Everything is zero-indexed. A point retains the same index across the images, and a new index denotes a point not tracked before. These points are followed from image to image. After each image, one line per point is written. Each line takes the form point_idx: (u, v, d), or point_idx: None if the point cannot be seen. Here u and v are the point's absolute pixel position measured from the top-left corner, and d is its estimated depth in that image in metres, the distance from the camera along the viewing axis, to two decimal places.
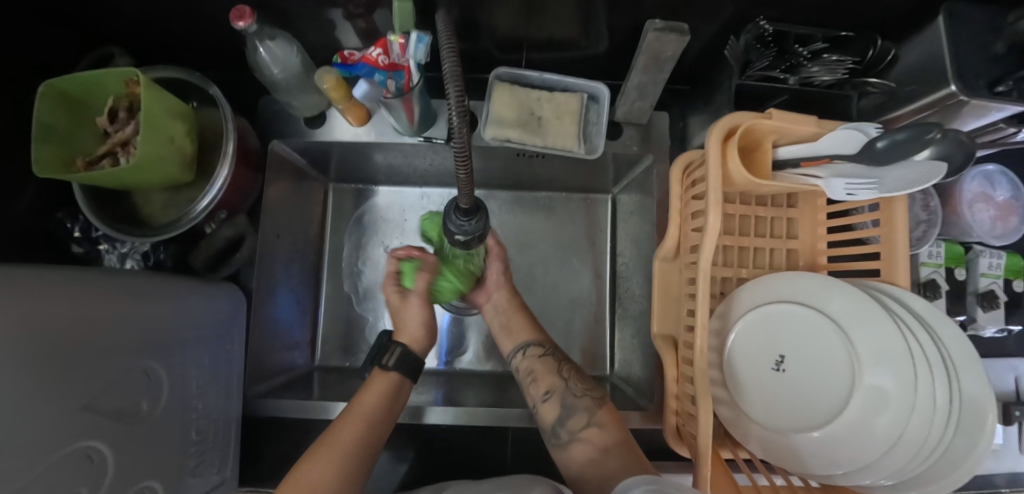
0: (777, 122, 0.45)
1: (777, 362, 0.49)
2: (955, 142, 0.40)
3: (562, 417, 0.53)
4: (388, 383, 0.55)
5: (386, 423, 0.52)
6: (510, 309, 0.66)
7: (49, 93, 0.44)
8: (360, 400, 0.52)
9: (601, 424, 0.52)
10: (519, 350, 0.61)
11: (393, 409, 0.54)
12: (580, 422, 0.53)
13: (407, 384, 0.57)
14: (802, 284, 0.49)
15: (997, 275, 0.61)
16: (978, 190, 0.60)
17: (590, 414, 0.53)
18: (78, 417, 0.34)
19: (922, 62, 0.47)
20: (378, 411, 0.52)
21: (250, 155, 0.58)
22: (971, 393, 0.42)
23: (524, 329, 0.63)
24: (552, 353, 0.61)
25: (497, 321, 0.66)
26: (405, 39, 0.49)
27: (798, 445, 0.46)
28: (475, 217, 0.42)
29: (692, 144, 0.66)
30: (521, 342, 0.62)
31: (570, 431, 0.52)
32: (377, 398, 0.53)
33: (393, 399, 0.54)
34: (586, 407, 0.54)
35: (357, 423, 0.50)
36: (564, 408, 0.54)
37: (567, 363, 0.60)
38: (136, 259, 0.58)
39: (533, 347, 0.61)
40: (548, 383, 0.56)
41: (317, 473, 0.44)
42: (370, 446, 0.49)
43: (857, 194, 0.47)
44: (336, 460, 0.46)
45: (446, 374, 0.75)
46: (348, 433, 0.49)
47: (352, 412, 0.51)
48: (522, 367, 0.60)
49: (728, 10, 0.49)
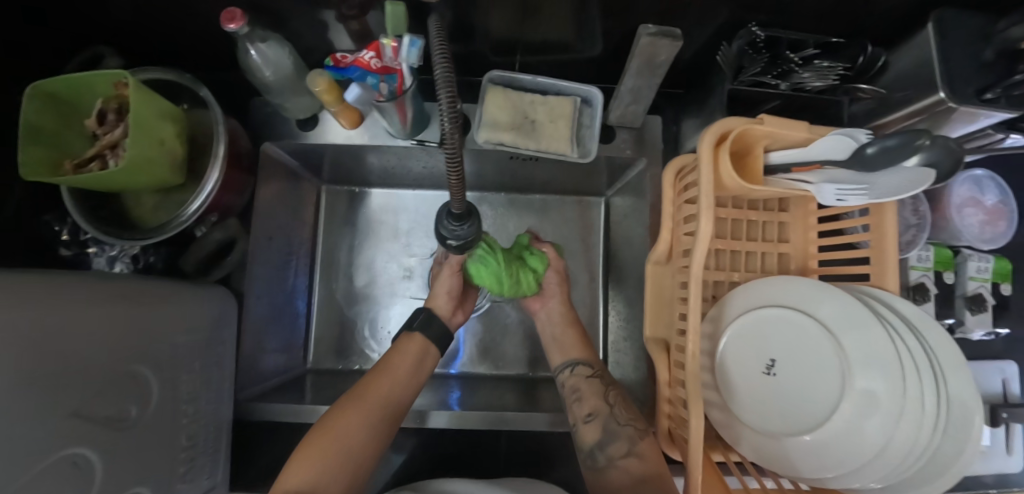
0: (769, 128, 0.46)
1: (768, 366, 0.49)
2: (944, 149, 0.40)
3: (602, 442, 0.51)
4: (416, 348, 0.59)
5: (413, 387, 0.56)
6: (563, 323, 0.66)
7: (36, 95, 0.44)
8: (393, 361, 0.56)
9: (642, 455, 0.50)
10: (567, 367, 0.61)
11: (419, 373, 0.58)
12: (621, 449, 0.50)
13: (432, 353, 0.61)
14: (792, 288, 0.50)
15: (985, 278, 0.61)
16: (967, 195, 0.61)
17: (633, 442, 0.51)
18: (65, 424, 0.34)
19: (911, 70, 0.47)
20: (405, 370, 0.56)
21: (242, 157, 0.58)
22: (958, 397, 0.43)
23: (584, 349, 0.63)
24: (601, 375, 0.59)
25: (552, 335, 0.66)
26: (397, 42, 0.48)
27: (788, 449, 0.46)
28: (468, 221, 0.42)
29: (684, 149, 0.66)
30: (569, 359, 0.62)
31: (610, 456, 0.50)
32: (407, 361, 0.58)
33: (420, 363, 0.59)
34: (629, 437, 0.52)
35: (387, 379, 0.54)
36: (605, 432, 0.52)
37: (615, 389, 0.58)
38: (125, 262, 0.56)
39: (582, 366, 0.60)
40: (592, 405, 0.55)
41: (350, 421, 0.48)
42: (399, 399, 0.54)
43: (848, 199, 0.46)
44: (368, 412, 0.50)
45: (459, 377, 0.75)
46: (379, 385, 0.53)
47: (383, 369, 0.55)
48: (568, 384, 0.59)
49: (721, 15, 0.49)
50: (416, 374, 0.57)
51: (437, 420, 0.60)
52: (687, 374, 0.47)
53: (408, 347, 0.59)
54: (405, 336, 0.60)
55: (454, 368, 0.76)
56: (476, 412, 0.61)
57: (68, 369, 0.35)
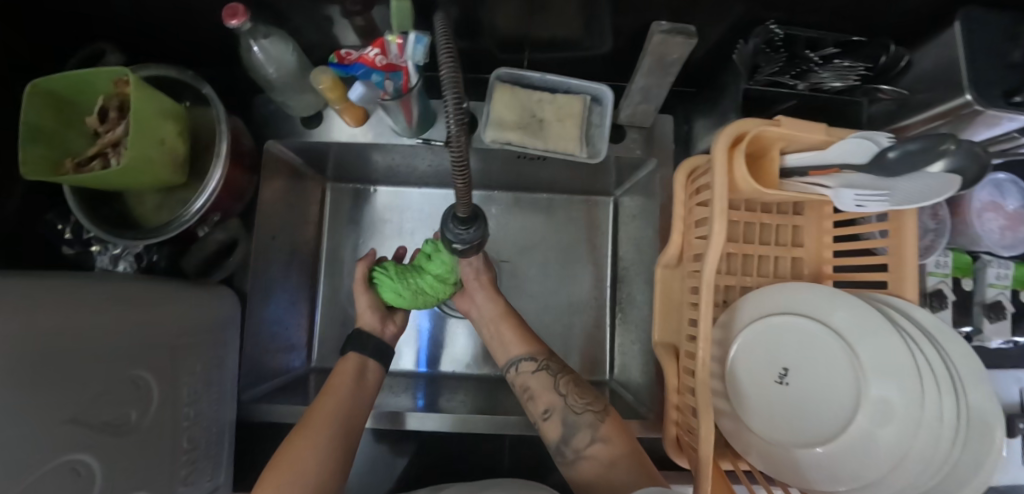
0: (786, 130, 0.44)
1: (780, 375, 0.48)
2: (969, 153, 0.39)
3: (565, 436, 0.51)
4: (353, 365, 0.58)
5: (361, 405, 0.54)
6: (495, 320, 0.62)
7: (35, 93, 0.43)
8: (333, 381, 0.55)
9: (607, 439, 0.50)
10: (512, 365, 0.58)
11: (366, 390, 0.56)
12: (585, 438, 0.51)
13: (373, 366, 0.60)
14: (806, 295, 0.49)
15: (1005, 285, 0.60)
16: (987, 199, 0.59)
17: (594, 428, 0.51)
18: (64, 430, 0.33)
19: (935, 70, 0.45)
20: (350, 390, 0.54)
21: (244, 156, 0.57)
22: (976, 406, 0.42)
23: (526, 345, 0.59)
24: (547, 366, 0.57)
25: (488, 334, 0.63)
26: (403, 39, 0.47)
27: (799, 460, 0.45)
28: (473, 225, 0.41)
29: (696, 149, 0.65)
30: (514, 357, 0.58)
31: (576, 449, 0.50)
32: (347, 379, 0.56)
33: (363, 380, 0.57)
34: (590, 423, 0.52)
35: (331, 401, 0.52)
36: (566, 426, 0.52)
37: (566, 373, 0.57)
38: (129, 261, 0.54)
39: (526, 362, 0.57)
40: (546, 401, 0.54)
41: (295, 453, 0.46)
42: (348, 419, 0.51)
43: (867, 205, 0.45)
44: (315, 433, 0.48)
45: (427, 376, 0.74)
46: (324, 409, 0.51)
47: (326, 392, 0.53)
48: (517, 383, 0.57)
49: (736, 12, 0.48)
50: (362, 392, 0.55)
51: (419, 422, 0.60)
52: (697, 382, 0.46)
53: (344, 367, 0.57)
54: (342, 358, 0.59)
55: (423, 366, 0.75)
56: (481, 416, 0.60)
57: (66, 375, 0.34)
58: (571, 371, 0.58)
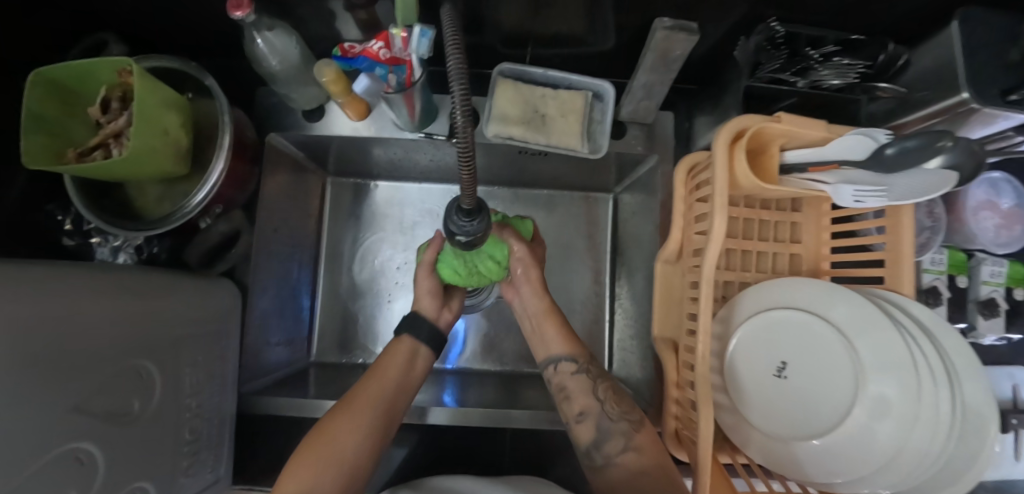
0: (787, 126, 0.45)
1: (779, 369, 0.48)
2: (966, 150, 0.40)
3: (597, 441, 0.49)
4: (407, 349, 0.56)
5: (405, 394, 0.53)
6: (540, 314, 0.58)
7: (38, 81, 0.43)
8: (382, 363, 0.54)
9: (640, 448, 0.48)
10: (550, 364, 0.55)
11: (412, 378, 0.55)
12: (617, 446, 0.48)
13: (425, 353, 0.58)
14: (805, 290, 0.49)
15: (998, 283, 0.60)
16: (983, 198, 0.60)
17: (628, 437, 0.48)
18: (67, 419, 0.33)
19: (933, 69, 0.46)
20: (399, 375, 0.53)
21: (247, 148, 0.57)
22: (971, 401, 0.43)
23: (569, 345, 0.55)
24: (588, 369, 0.54)
25: (529, 326, 0.60)
26: (408, 32, 0.47)
27: (797, 453, 0.45)
28: (478, 217, 0.41)
29: (696, 146, 0.65)
30: (555, 354, 0.55)
31: (606, 455, 0.48)
32: (399, 363, 0.55)
33: (413, 367, 0.55)
34: (624, 431, 0.49)
35: (379, 384, 0.51)
36: (599, 431, 0.49)
37: (605, 379, 0.53)
38: (129, 252, 0.54)
39: (566, 363, 0.54)
40: (581, 403, 0.51)
41: (340, 431, 0.46)
42: (392, 406, 0.51)
43: (866, 201, 0.46)
44: (360, 416, 0.48)
45: (454, 373, 0.74)
46: (371, 390, 0.50)
47: (375, 373, 0.52)
48: (553, 381, 0.55)
49: (738, 9, 0.48)
50: (410, 381, 0.54)
51: (425, 416, 0.60)
52: (697, 376, 0.46)
53: (396, 349, 0.56)
54: (394, 338, 0.57)
55: (451, 363, 0.75)
56: (481, 408, 0.60)
57: (69, 364, 0.34)
58: (609, 378, 0.54)
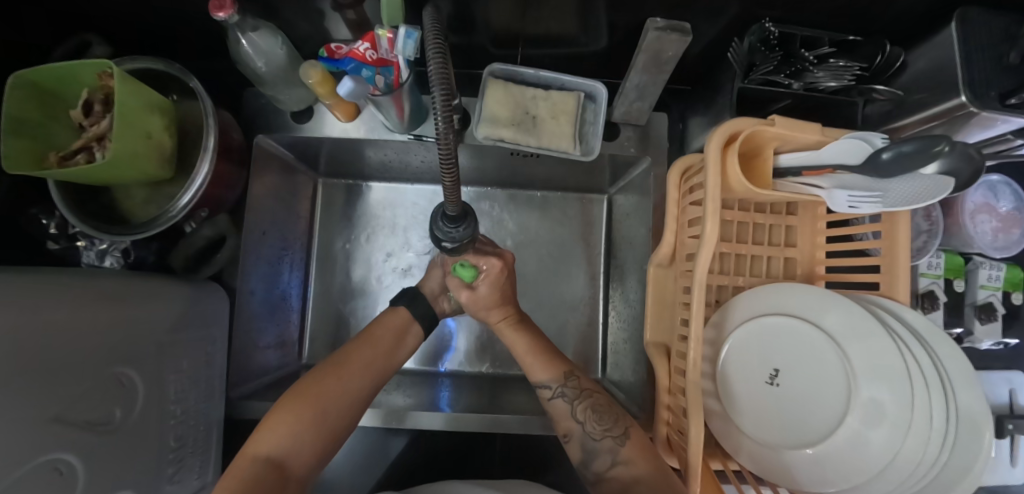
0: (780, 130, 0.44)
1: (771, 376, 0.48)
2: (963, 155, 0.39)
3: (585, 459, 0.48)
4: (398, 324, 0.56)
5: (390, 366, 0.52)
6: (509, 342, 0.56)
7: (18, 85, 0.42)
8: (374, 332, 0.53)
9: (630, 461, 0.46)
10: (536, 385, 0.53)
11: (399, 354, 0.54)
12: (606, 461, 0.46)
13: (415, 331, 0.57)
14: (798, 296, 0.49)
15: (996, 287, 0.60)
16: (980, 201, 0.59)
17: (614, 452, 0.47)
18: (47, 429, 0.33)
19: (930, 71, 0.45)
20: (387, 349, 0.53)
21: (233, 150, 0.56)
22: (966, 410, 0.42)
23: (548, 368, 0.53)
24: (563, 393, 0.51)
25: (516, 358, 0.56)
26: (394, 34, 0.46)
27: (790, 462, 0.45)
28: (463, 223, 0.40)
29: (690, 147, 0.64)
30: (545, 382, 0.52)
31: (597, 472, 0.47)
32: (389, 334, 0.54)
33: (401, 344, 0.55)
34: (609, 448, 0.47)
35: (368, 350, 0.51)
36: (585, 451, 0.48)
37: (588, 394, 0.51)
38: (116, 256, 0.54)
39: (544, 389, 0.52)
40: (564, 426, 0.51)
41: (325, 388, 0.46)
42: (375, 377, 0.51)
43: (860, 207, 0.45)
44: (345, 378, 0.48)
45: (448, 375, 0.74)
46: (361, 357, 0.50)
47: (366, 339, 0.52)
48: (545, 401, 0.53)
49: (732, 9, 0.47)
50: (396, 355, 0.53)
51: (415, 421, 0.59)
52: (688, 382, 0.46)
53: (390, 322, 0.56)
54: (391, 309, 0.58)
55: (444, 366, 0.75)
56: (475, 414, 0.60)
57: (48, 373, 0.34)
58: (597, 393, 0.52)
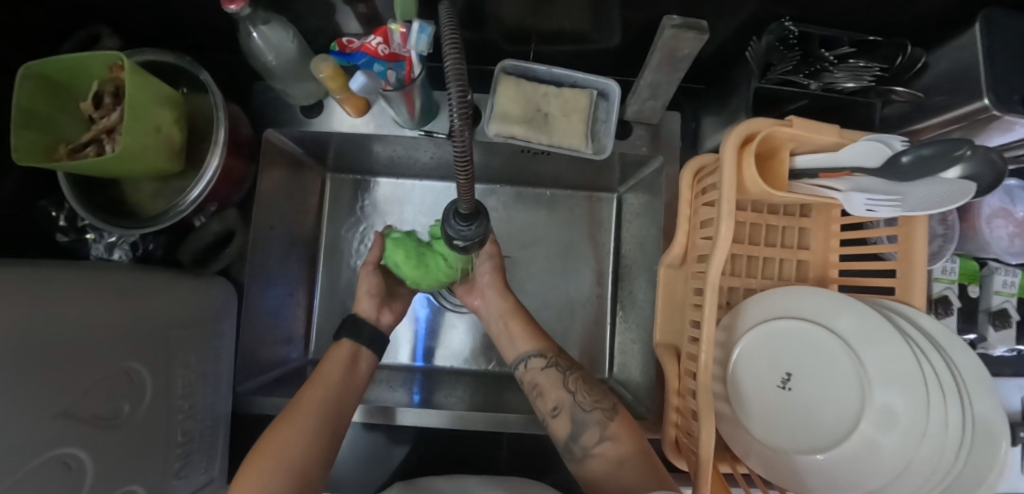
0: (798, 131, 0.43)
1: (783, 380, 0.47)
2: (986, 159, 0.38)
3: (574, 434, 0.50)
4: (346, 353, 0.57)
5: (349, 395, 0.53)
6: (506, 313, 0.61)
7: (29, 76, 0.42)
8: (321, 369, 0.54)
9: (615, 437, 0.48)
10: (521, 362, 0.57)
11: (354, 381, 0.55)
12: (593, 437, 0.49)
13: (365, 356, 0.59)
14: (811, 299, 0.48)
15: (1011, 293, 0.59)
16: (997, 206, 0.58)
17: (602, 426, 0.49)
18: (55, 423, 0.33)
19: (953, 73, 0.44)
20: (340, 381, 0.53)
21: (242, 144, 0.55)
22: (983, 418, 0.41)
23: (533, 341, 0.58)
24: (557, 363, 0.55)
25: (495, 329, 0.62)
26: (406, 28, 0.46)
27: (800, 467, 0.44)
28: (476, 221, 0.39)
29: (703, 147, 0.64)
30: (523, 353, 0.57)
31: (583, 447, 0.49)
32: (338, 365, 0.55)
33: (354, 369, 0.56)
34: (597, 421, 0.50)
35: (319, 387, 0.52)
36: (574, 423, 0.50)
37: (574, 371, 0.55)
38: (124, 249, 0.54)
39: (536, 359, 0.56)
40: (555, 398, 0.52)
41: (280, 438, 0.46)
42: (336, 409, 0.51)
43: (878, 210, 0.44)
44: (300, 417, 0.48)
45: (423, 371, 0.73)
46: (313, 395, 0.51)
47: (314, 379, 0.53)
48: (526, 380, 0.56)
49: (750, 7, 0.46)
50: (351, 383, 0.54)
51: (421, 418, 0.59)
52: (698, 385, 0.45)
53: (335, 355, 0.56)
54: (335, 344, 0.58)
55: (419, 361, 0.74)
56: (479, 413, 0.59)
57: (58, 368, 0.33)
58: (579, 369, 0.56)
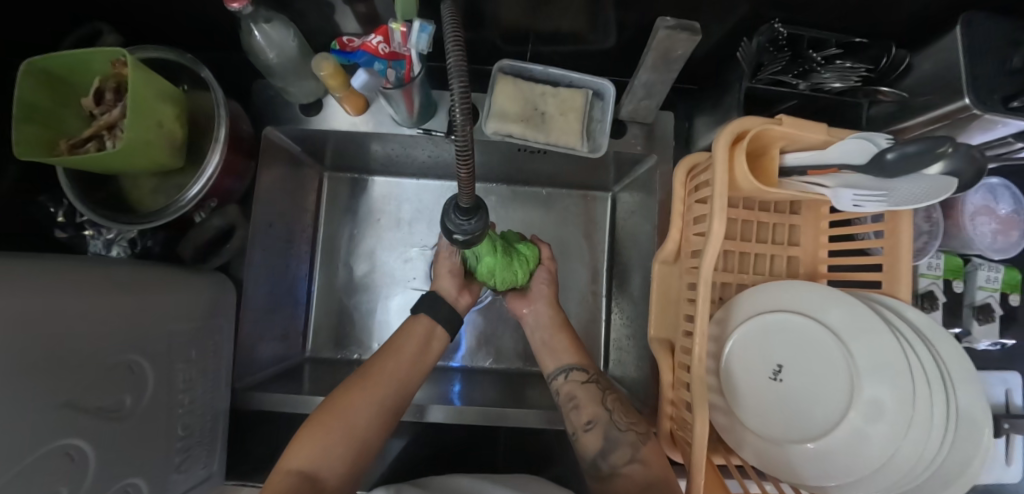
0: (787, 129, 0.44)
1: (775, 371, 0.48)
2: (967, 156, 0.40)
3: (604, 450, 0.50)
4: (422, 329, 0.58)
5: (420, 370, 0.55)
6: (552, 327, 0.62)
7: (31, 72, 0.42)
8: (400, 340, 0.56)
9: (646, 460, 0.48)
10: (561, 373, 0.58)
11: (428, 357, 0.56)
12: (624, 456, 0.49)
13: (440, 334, 0.59)
14: (803, 294, 0.49)
15: (994, 288, 0.61)
16: (980, 203, 0.60)
17: (635, 449, 0.49)
18: (59, 414, 0.33)
19: (935, 74, 0.46)
20: (416, 356, 0.55)
21: (243, 142, 0.56)
22: (965, 410, 0.43)
23: (574, 354, 0.59)
24: (596, 380, 0.57)
25: (540, 339, 0.62)
26: (407, 27, 0.47)
27: (791, 456, 0.46)
28: (475, 216, 0.40)
29: (696, 146, 0.65)
30: (564, 365, 0.58)
31: (612, 465, 0.49)
32: (415, 341, 0.56)
33: (428, 347, 0.57)
34: (631, 442, 0.50)
35: (395, 359, 0.54)
36: (607, 440, 0.50)
37: (612, 392, 0.56)
38: (122, 246, 0.55)
39: (577, 372, 0.57)
40: (590, 412, 0.53)
41: (352, 403, 0.48)
42: (405, 384, 0.53)
43: (864, 206, 0.46)
44: (373, 388, 0.50)
45: (462, 370, 0.74)
46: (387, 366, 0.53)
47: (391, 348, 0.55)
48: (564, 391, 0.56)
49: (741, 10, 0.48)
50: (424, 358, 0.56)
51: (423, 414, 0.59)
52: (692, 377, 0.46)
53: (414, 328, 0.57)
54: (412, 316, 0.59)
55: (458, 361, 0.75)
56: (476, 408, 0.60)
57: (64, 359, 0.34)
58: (616, 392, 0.57)
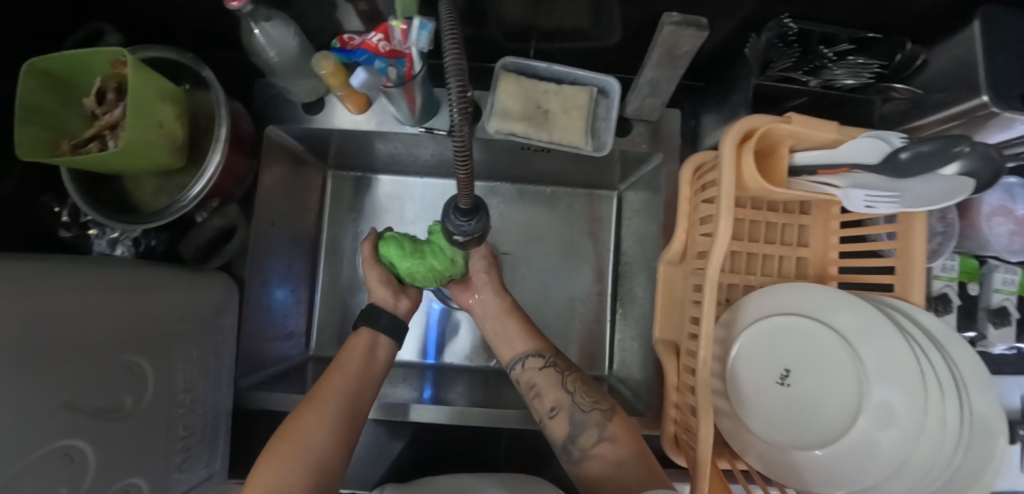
0: (796, 128, 0.43)
1: (782, 376, 0.47)
2: (984, 156, 0.38)
3: (572, 434, 0.50)
4: (364, 344, 0.57)
5: (369, 384, 0.54)
6: (501, 315, 0.62)
7: (32, 73, 0.42)
8: (342, 357, 0.55)
9: (614, 438, 0.49)
10: (518, 362, 0.58)
11: (375, 369, 0.56)
12: (592, 438, 0.50)
13: (383, 343, 0.59)
14: (811, 297, 0.48)
15: (1011, 291, 0.59)
16: (997, 204, 0.58)
17: (601, 428, 0.50)
18: (58, 415, 0.33)
19: (952, 70, 0.44)
20: (361, 370, 0.54)
21: (244, 141, 0.56)
22: (980, 415, 0.42)
23: (526, 341, 0.59)
24: (555, 363, 0.56)
25: (490, 329, 0.62)
26: (408, 25, 0.46)
27: (798, 462, 0.45)
28: (475, 217, 0.40)
29: (703, 144, 0.64)
30: (520, 353, 0.58)
31: (582, 448, 0.50)
32: (357, 355, 0.56)
33: (373, 359, 0.56)
34: (596, 422, 0.50)
35: (339, 376, 0.53)
36: (573, 425, 0.51)
37: (573, 372, 0.56)
38: (126, 245, 0.55)
39: (533, 359, 0.57)
40: (552, 399, 0.53)
41: (304, 424, 0.47)
42: (355, 399, 0.52)
43: (877, 207, 0.44)
44: (324, 406, 0.49)
45: (434, 368, 0.74)
46: (334, 383, 0.52)
47: (337, 366, 0.54)
48: (523, 380, 0.56)
49: (750, 5, 0.47)
50: (371, 371, 0.55)
51: (420, 414, 0.59)
52: (697, 381, 0.45)
53: (355, 344, 0.57)
54: (354, 333, 0.59)
55: (430, 358, 0.75)
56: (477, 409, 0.59)
57: (63, 360, 0.34)
58: (577, 370, 0.57)
